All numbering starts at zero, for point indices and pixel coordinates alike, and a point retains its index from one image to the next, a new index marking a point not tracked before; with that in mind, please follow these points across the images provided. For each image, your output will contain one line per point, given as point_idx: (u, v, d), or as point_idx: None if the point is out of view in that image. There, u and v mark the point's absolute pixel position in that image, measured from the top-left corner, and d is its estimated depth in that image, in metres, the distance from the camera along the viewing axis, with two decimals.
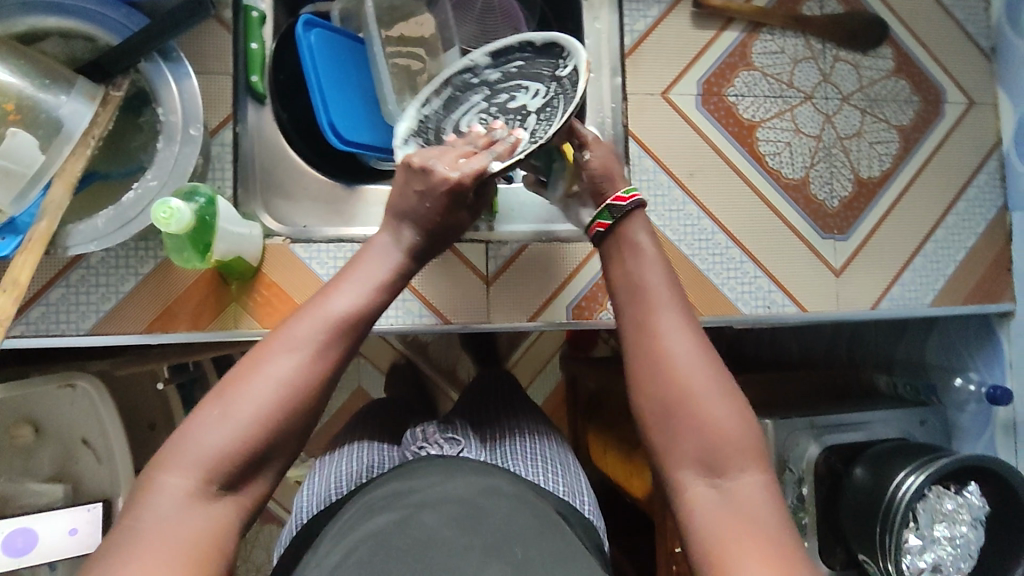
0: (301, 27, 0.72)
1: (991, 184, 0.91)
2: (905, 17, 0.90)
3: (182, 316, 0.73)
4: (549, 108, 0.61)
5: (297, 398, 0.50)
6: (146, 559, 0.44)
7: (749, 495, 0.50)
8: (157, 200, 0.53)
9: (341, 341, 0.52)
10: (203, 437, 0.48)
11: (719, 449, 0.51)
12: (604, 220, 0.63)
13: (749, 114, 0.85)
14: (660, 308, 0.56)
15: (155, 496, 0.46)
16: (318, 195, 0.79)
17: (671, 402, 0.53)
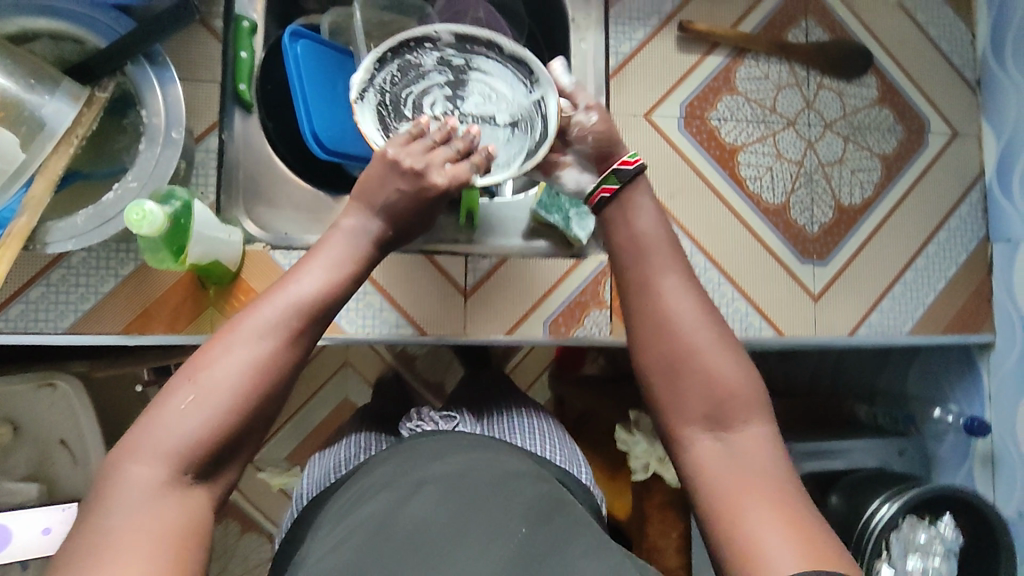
0: (288, 37, 0.73)
1: (973, 215, 0.91)
2: (891, 47, 0.91)
3: (160, 318, 0.74)
4: (523, 133, 0.68)
5: (266, 381, 0.50)
6: (119, 548, 0.42)
7: (753, 443, 0.52)
8: (132, 202, 0.53)
9: (310, 324, 0.53)
10: (172, 424, 0.47)
11: (722, 402, 0.53)
12: (610, 185, 0.63)
13: (731, 138, 0.86)
14: (660, 283, 0.58)
15: (123, 486, 0.45)
16: (301, 204, 0.80)
17: (676, 361, 0.55)
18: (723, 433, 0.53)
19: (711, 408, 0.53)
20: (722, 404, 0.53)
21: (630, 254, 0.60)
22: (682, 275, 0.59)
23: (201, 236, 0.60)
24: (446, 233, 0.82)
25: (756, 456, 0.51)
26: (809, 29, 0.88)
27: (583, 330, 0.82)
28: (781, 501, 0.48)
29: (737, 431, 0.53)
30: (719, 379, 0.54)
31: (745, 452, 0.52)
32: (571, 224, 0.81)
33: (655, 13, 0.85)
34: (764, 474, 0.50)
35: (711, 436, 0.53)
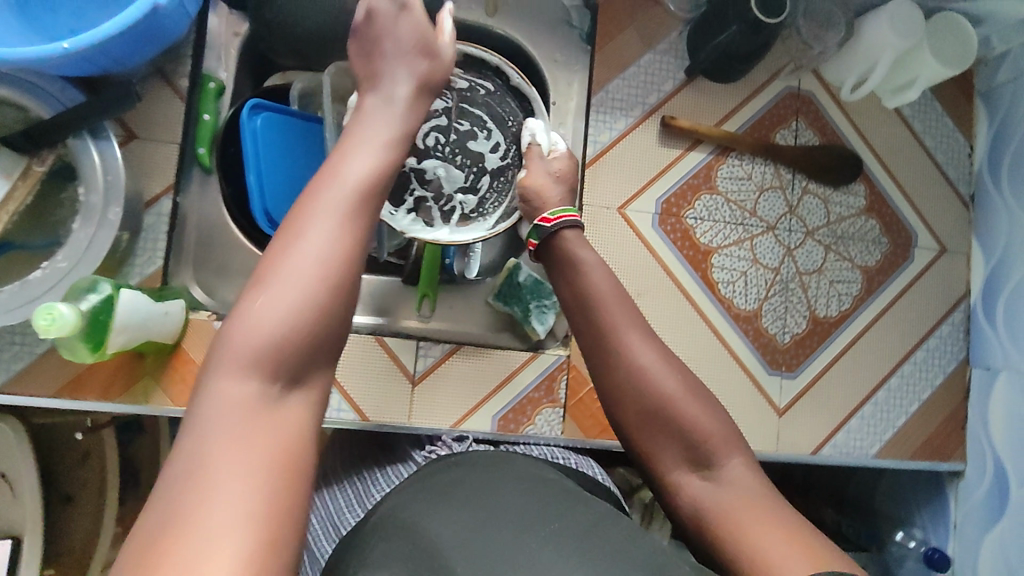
0: (247, 110, 0.71)
1: (954, 336, 0.88)
2: (883, 154, 0.87)
3: (92, 385, 0.72)
4: (500, 178, 0.79)
5: (339, 267, 0.48)
6: (233, 469, 0.41)
7: (738, 476, 0.58)
8: (44, 302, 0.52)
9: (369, 205, 0.51)
10: (253, 331, 0.45)
11: (699, 438, 0.59)
12: (533, 240, 0.70)
13: (706, 239, 0.83)
14: (631, 343, 0.62)
15: (220, 406, 0.44)
16: (252, 273, 0.79)
17: (652, 411, 0.60)
18: (706, 468, 0.59)
19: (690, 448, 0.59)
20: (700, 441, 0.59)
21: (583, 315, 0.65)
22: (637, 327, 0.63)
23: (124, 327, 0.57)
24: (402, 317, 0.83)
25: (742, 483, 0.57)
26: (799, 131, 0.86)
27: (534, 429, 0.78)
28: (772, 515, 0.54)
29: (721, 465, 0.58)
30: (694, 418, 0.59)
31: (731, 479, 0.58)
32: (530, 317, 0.80)
33: (638, 104, 0.83)
34: (751, 495, 0.56)
35: (699, 472, 0.59)
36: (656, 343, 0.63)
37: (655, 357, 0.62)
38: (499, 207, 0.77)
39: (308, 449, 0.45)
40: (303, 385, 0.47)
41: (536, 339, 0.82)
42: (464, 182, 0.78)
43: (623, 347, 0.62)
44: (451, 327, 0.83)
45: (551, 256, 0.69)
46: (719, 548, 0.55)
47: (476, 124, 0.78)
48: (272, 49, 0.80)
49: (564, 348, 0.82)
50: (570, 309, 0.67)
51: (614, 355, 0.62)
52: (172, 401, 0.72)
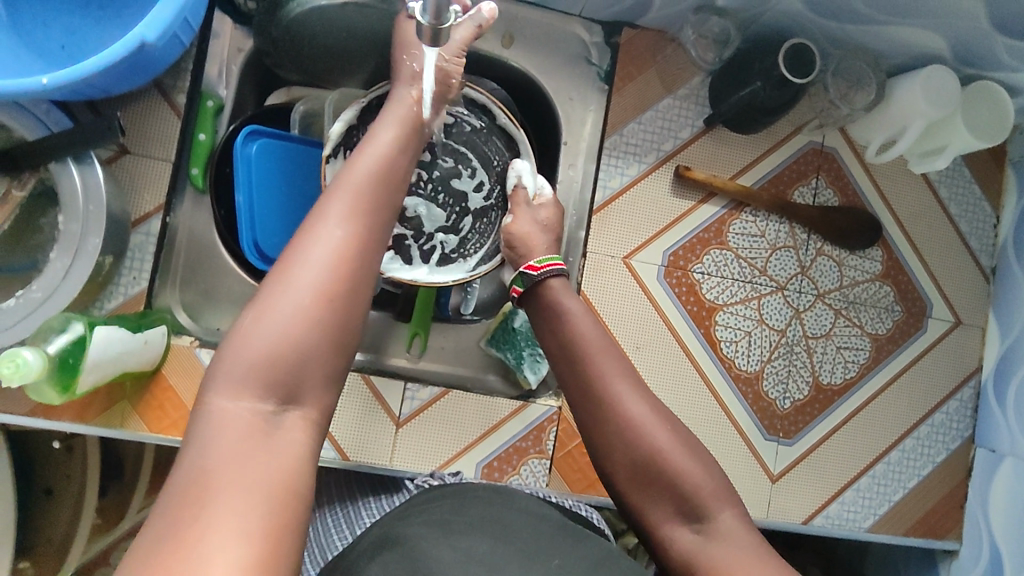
0: (243, 136, 0.70)
1: (961, 412, 0.85)
2: (904, 219, 0.84)
3: (67, 405, 0.67)
4: (482, 218, 0.77)
5: (343, 278, 0.48)
6: (232, 486, 0.39)
7: (732, 530, 0.53)
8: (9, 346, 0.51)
9: (374, 219, 0.52)
10: (256, 342, 0.45)
11: (690, 492, 0.54)
12: (518, 287, 0.67)
13: (712, 295, 0.80)
14: (621, 395, 0.58)
15: (218, 419, 0.43)
16: (240, 299, 0.77)
17: (642, 466, 0.56)
18: (699, 524, 0.54)
19: (681, 504, 0.54)
20: (692, 496, 0.54)
21: (569, 362, 0.61)
22: (628, 377, 0.59)
23: (95, 366, 0.55)
24: (392, 356, 0.81)
25: (739, 541, 0.52)
26: (818, 189, 0.82)
27: (519, 479, 0.75)
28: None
29: (713, 518, 0.54)
30: (684, 469, 0.55)
31: (726, 536, 0.53)
32: (523, 365, 0.78)
33: (653, 150, 0.80)
34: (747, 556, 0.51)
35: (692, 528, 0.54)
36: (646, 392, 0.59)
37: (645, 408, 0.57)
38: (480, 247, 0.77)
39: (307, 470, 0.43)
40: (304, 402, 0.46)
41: (528, 388, 0.80)
42: (444, 221, 0.76)
43: (611, 397, 0.58)
44: (442, 368, 0.82)
45: (539, 298, 0.66)
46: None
47: (459, 162, 0.76)
48: (278, 65, 0.78)
49: (557, 398, 0.79)
50: (555, 358, 0.63)
51: (600, 404, 0.58)
52: (149, 429, 0.68)
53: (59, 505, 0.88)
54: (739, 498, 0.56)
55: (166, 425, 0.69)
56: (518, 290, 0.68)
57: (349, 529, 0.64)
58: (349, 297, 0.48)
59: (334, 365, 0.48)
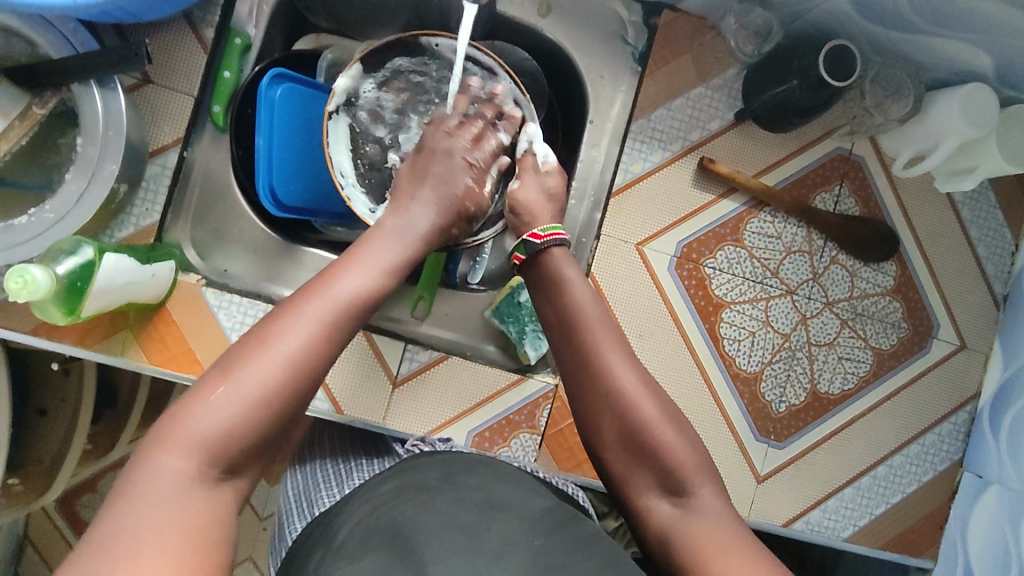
0: (268, 78, 0.67)
1: (953, 435, 0.85)
2: (922, 237, 0.83)
3: (69, 327, 0.68)
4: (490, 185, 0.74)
5: (302, 377, 0.47)
6: (145, 558, 0.38)
7: (709, 505, 0.53)
8: (18, 263, 0.50)
9: (350, 321, 0.50)
10: (204, 416, 0.44)
11: (671, 465, 0.54)
12: (520, 254, 0.66)
13: (720, 292, 0.79)
14: (613, 366, 0.58)
15: (152, 480, 0.42)
16: (251, 243, 0.76)
17: (627, 436, 0.56)
18: (677, 498, 0.54)
19: (661, 476, 0.54)
20: (673, 470, 0.54)
21: (562, 329, 0.61)
22: (621, 347, 0.59)
23: (102, 292, 0.55)
24: (396, 317, 0.81)
25: (715, 515, 0.52)
26: (840, 198, 0.81)
27: (509, 452, 0.76)
28: (743, 551, 0.49)
29: (694, 493, 0.53)
30: (668, 443, 0.55)
31: (702, 510, 0.52)
32: (524, 341, 0.78)
33: (679, 138, 0.79)
34: (721, 529, 0.51)
35: (670, 501, 0.54)
36: (638, 365, 0.58)
37: (635, 380, 0.57)
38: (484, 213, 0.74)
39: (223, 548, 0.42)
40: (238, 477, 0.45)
41: (526, 362, 0.80)
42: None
43: (601, 366, 0.58)
44: (444, 334, 0.82)
45: (538, 263, 0.64)
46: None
47: None
48: (309, 8, 0.76)
49: (554, 376, 0.79)
50: (548, 325, 0.63)
51: (591, 374, 0.58)
52: (149, 360, 0.69)
53: (55, 423, 0.90)
54: (720, 476, 0.56)
55: (165, 359, 0.69)
56: (518, 258, 0.66)
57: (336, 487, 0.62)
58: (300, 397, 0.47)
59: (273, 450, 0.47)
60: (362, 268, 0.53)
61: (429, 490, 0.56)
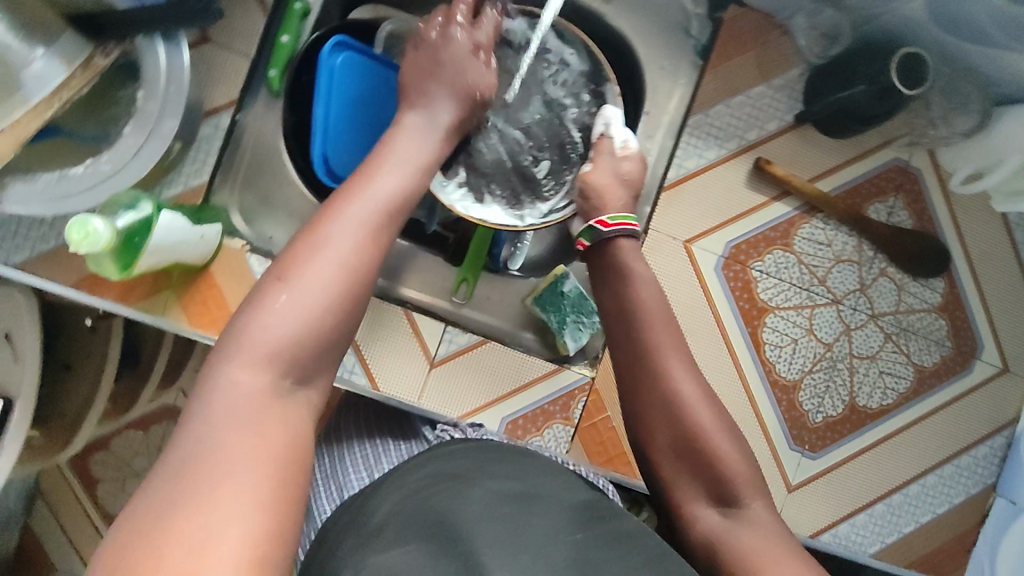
0: (330, 47, 0.68)
1: (988, 458, 0.82)
2: (974, 256, 0.81)
3: (113, 283, 0.68)
4: (562, 164, 0.75)
5: (356, 274, 0.47)
6: (235, 467, 0.37)
7: (759, 518, 0.52)
8: (79, 215, 0.50)
9: (395, 217, 0.51)
10: (268, 328, 0.43)
11: (724, 474, 0.53)
12: (585, 241, 0.67)
13: (765, 296, 0.78)
14: (671, 368, 0.57)
15: (225, 397, 0.41)
16: (296, 212, 0.75)
17: (681, 439, 0.55)
18: (727, 508, 0.53)
19: (711, 484, 0.54)
20: (725, 479, 0.53)
21: (620, 325, 0.61)
22: (680, 352, 0.59)
23: (156, 250, 0.57)
24: (438, 299, 0.81)
25: (768, 528, 0.51)
26: (894, 210, 0.79)
27: (540, 441, 0.75)
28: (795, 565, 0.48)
29: (744, 504, 0.53)
30: (723, 452, 0.54)
31: (752, 522, 0.52)
32: (564, 331, 0.77)
33: (736, 137, 0.78)
34: (771, 544, 0.50)
35: (720, 509, 0.53)
36: (696, 371, 0.58)
37: (691, 385, 0.57)
38: (556, 194, 0.75)
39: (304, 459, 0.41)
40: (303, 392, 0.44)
41: (564, 353, 0.78)
42: (524, 164, 0.74)
43: (658, 366, 0.58)
44: (484, 318, 0.81)
45: (601, 255, 0.65)
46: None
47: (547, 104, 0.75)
48: None
49: (592, 369, 0.78)
50: (609, 319, 0.63)
51: (647, 373, 0.58)
52: (189, 323, 0.69)
53: None
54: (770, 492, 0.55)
55: (204, 322, 0.69)
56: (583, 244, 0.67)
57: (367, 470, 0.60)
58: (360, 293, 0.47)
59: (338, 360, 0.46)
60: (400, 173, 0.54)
61: (464, 477, 0.55)
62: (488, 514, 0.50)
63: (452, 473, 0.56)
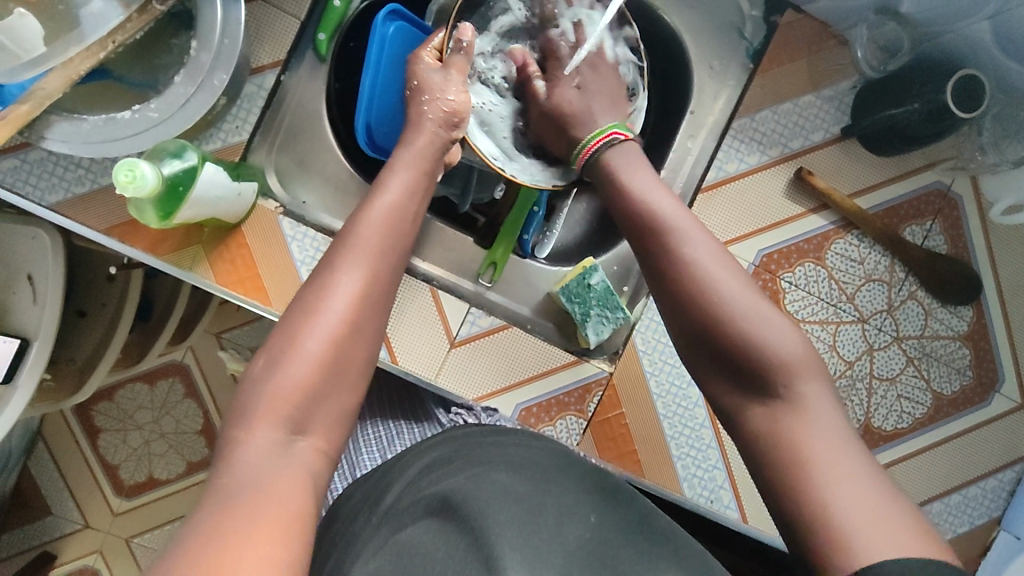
0: (384, 14, 0.69)
1: (997, 492, 0.81)
2: (1004, 288, 0.79)
3: (144, 232, 0.66)
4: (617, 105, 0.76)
5: (361, 315, 0.50)
6: (254, 500, 0.40)
7: (810, 405, 0.49)
8: (127, 159, 0.51)
9: (394, 252, 0.55)
10: (279, 377, 0.47)
11: (765, 358, 0.50)
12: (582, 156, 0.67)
13: (792, 308, 0.77)
14: (694, 255, 0.54)
15: (243, 449, 0.44)
16: (331, 178, 0.75)
17: (711, 328, 0.52)
18: (774, 396, 0.50)
19: (756, 376, 0.50)
20: (764, 366, 0.50)
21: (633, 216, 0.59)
22: (704, 236, 0.56)
23: (196, 202, 0.57)
24: (462, 277, 0.81)
25: (820, 417, 0.48)
26: (930, 233, 0.78)
27: (552, 431, 0.75)
28: (845, 459, 0.46)
29: (792, 393, 0.49)
30: (760, 334, 0.50)
31: (803, 409, 0.48)
32: (587, 324, 0.76)
33: (779, 145, 0.77)
34: (824, 434, 0.47)
35: (766, 403, 0.50)
36: (717, 248, 0.55)
37: (712, 264, 0.53)
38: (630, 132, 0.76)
39: (313, 490, 0.44)
40: (312, 433, 0.47)
41: (585, 346, 0.78)
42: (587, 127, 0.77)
43: (672, 252, 0.55)
44: (507, 303, 0.81)
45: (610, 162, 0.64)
46: (782, 498, 0.47)
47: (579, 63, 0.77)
48: None
49: (611, 364, 0.76)
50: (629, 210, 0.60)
51: (664, 265, 0.55)
52: (216, 280, 0.68)
53: (91, 323, 0.92)
54: (825, 365, 0.51)
55: (232, 280, 0.68)
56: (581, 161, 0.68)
57: (379, 452, 0.71)
58: (364, 335, 0.51)
59: (343, 404, 0.49)
60: (394, 210, 0.57)
61: (480, 457, 0.56)
62: (500, 496, 0.50)
63: (468, 457, 0.56)
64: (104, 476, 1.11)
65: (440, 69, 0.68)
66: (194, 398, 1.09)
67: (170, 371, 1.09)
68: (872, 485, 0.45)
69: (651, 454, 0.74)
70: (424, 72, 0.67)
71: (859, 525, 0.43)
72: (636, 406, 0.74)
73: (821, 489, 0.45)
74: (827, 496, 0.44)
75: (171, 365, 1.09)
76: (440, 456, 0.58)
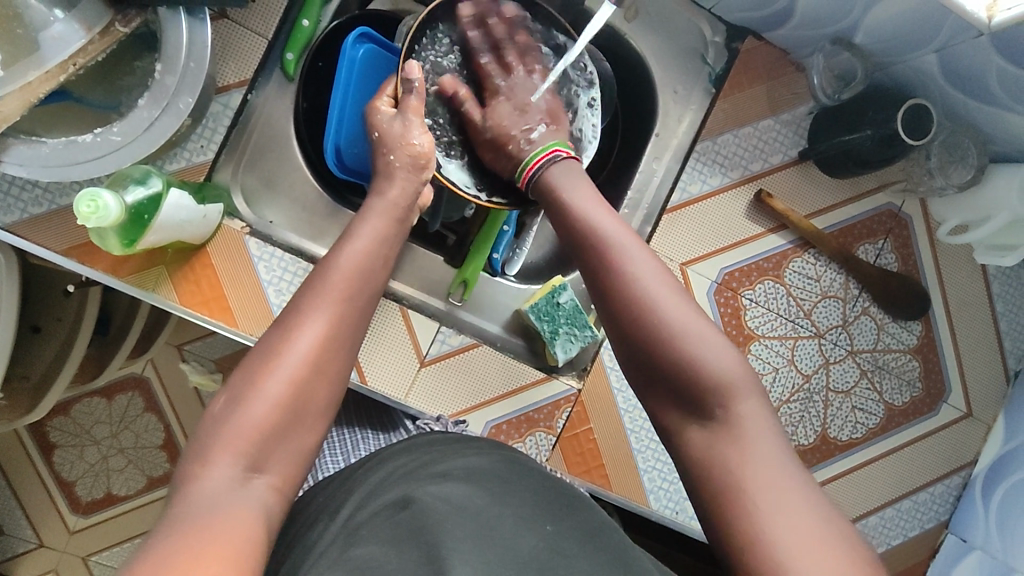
0: (354, 37, 0.73)
1: (944, 497, 0.85)
2: (951, 304, 0.83)
3: (104, 254, 0.64)
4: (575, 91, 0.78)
5: (325, 357, 0.51)
6: (204, 536, 0.40)
7: (746, 427, 0.50)
8: (88, 189, 0.52)
9: (363, 293, 0.55)
10: (242, 416, 0.47)
11: (707, 381, 0.51)
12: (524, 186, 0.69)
13: (753, 324, 0.80)
14: (631, 270, 0.54)
15: (200, 485, 0.44)
16: (301, 200, 0.75)
17: (655, 345, 0.52)
18: (713, 418, 0.51)
19: (697, 398, 0.51)
20: (707, 390, 0.51)
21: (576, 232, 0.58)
22: (639, 250, 0.56)
23: (162, 227, 0.57)
24: (433, 296, 0.82)
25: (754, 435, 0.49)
26: (882, 252, 0.81)
27: (522, 448, 0.75)
28: (782, 480, 0.47)
29: (732, 416, 0.50)
30: (700, 354, 0.51)
31: (739, 433, 0.49)
32: (556, 341, 0.76)
33: (740, 167, 0.79)
34: (756, 461, 0.48)
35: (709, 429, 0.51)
36: (658, 265, 0.55)
37: (655, 282, 0.54)
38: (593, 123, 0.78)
39: (266, 520, 0.44)
40: (268, 469, 0.47)
41: (552, 363, 0.79)
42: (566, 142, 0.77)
43: (615, 271, 0.55)
44: (477, 322, 0.82)
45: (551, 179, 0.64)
46: (726, 520, 0.48)
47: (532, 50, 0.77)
48: None
49: (578, 380, 0.78)
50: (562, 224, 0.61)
51: (608, 282, 0.55)
52: (179, 301, 0.66)
53: (45, 342, 0.89)
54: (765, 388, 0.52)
55: (197, 301, 0.67)
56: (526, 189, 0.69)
57: (344, 457, 0.70)
58: (325, 381, 0.51)
59: (305, 443, 0.50)
60: (355, 254, 0.57)
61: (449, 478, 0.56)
62: (461, 512, 0.50)
63: (425, 466, 0.56)
64: (60, 494, 1.07)
65: (395, 115, 0.69)
66: (154, 412, 1.07)
67: (130, 385, 1.06)
68: (814, 508, 0.46)
69: (618, 468, 0.76)
70: (385, 122, 0.68)
71: (794, 544, 0.44)
72: (604, 421, 0.76)
73: (756, 518, 0.46)
74: (764, 525, 0.45)
75: (131, 379, 1.06)
76: (404, 468, 0.55)
